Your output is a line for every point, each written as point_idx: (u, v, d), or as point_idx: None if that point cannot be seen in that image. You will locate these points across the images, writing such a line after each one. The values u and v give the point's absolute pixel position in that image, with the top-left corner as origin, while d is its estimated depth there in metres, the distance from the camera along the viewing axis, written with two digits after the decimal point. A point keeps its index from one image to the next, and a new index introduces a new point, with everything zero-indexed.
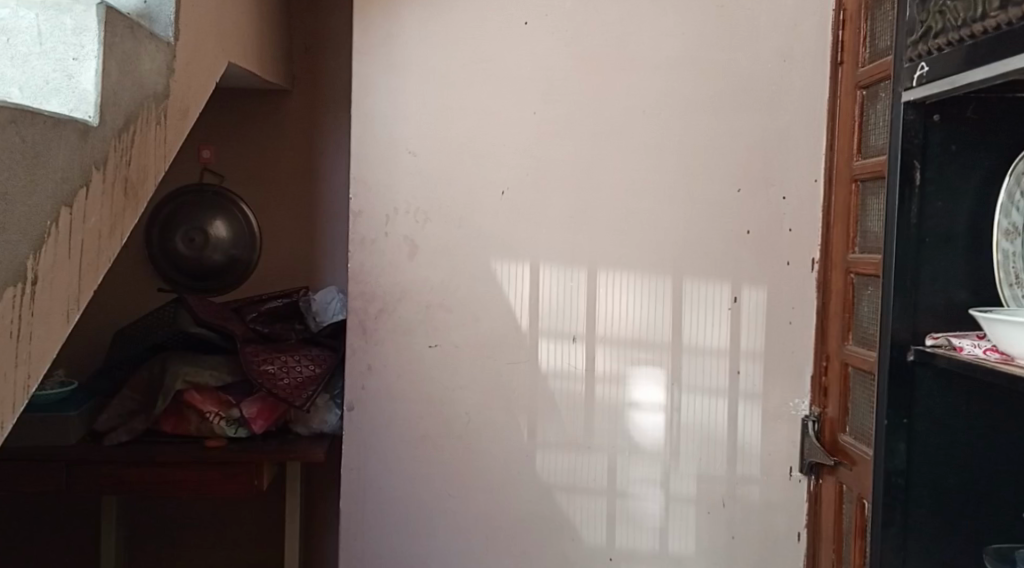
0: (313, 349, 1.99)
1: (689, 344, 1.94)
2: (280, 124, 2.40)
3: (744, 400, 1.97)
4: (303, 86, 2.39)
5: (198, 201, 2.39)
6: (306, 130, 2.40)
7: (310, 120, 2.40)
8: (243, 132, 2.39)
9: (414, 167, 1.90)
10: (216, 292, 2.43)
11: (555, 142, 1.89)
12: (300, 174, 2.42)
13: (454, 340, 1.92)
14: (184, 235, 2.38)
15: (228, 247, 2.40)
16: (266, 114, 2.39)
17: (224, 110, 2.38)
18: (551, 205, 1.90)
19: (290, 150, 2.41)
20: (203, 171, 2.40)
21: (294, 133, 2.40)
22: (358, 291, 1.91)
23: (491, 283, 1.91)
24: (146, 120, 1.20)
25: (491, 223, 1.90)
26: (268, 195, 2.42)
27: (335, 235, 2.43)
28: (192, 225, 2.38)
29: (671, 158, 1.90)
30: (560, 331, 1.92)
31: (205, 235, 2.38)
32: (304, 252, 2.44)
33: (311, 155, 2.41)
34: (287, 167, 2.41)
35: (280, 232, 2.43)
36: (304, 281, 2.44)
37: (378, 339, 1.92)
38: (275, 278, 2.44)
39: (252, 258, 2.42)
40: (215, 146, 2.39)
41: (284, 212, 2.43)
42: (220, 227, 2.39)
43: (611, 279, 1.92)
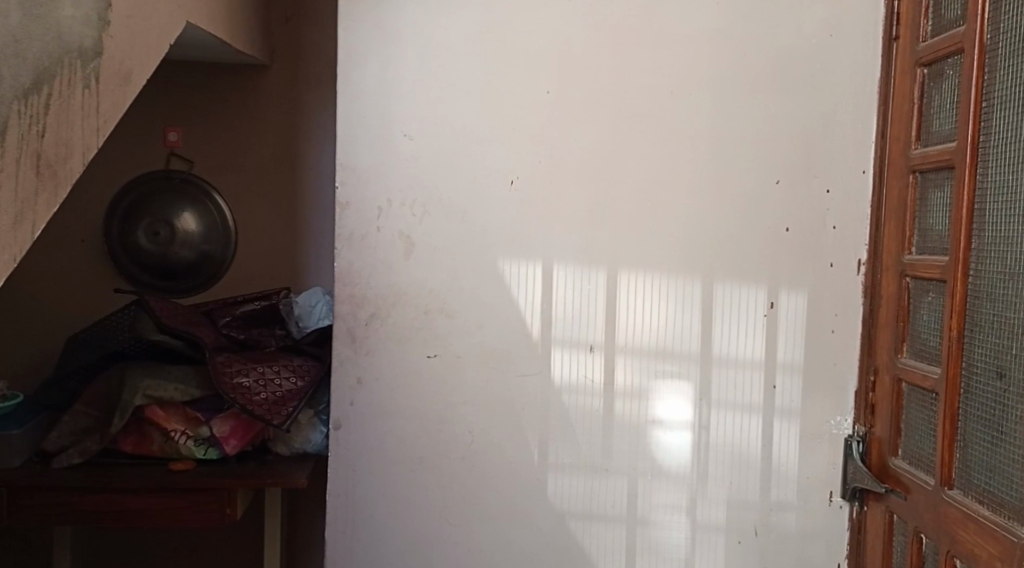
0: (294, 360, 1.78)
1: (720, 355, 1.71)
2: (259, 106, 2.16)
3: (781, 418, 1.74)
4: (285, 64, 2.16)
5: (164, 191, 2.16)
6: (290, 112, 2.17)
7: (294, 102, 2.17)
8: (217, 114, 2.16)
9: (410, 152, 1.67)
10: (183, 293, 2.20)
11: (571, 125, 1.66)
12: (283, 162, 2.18)
13: (455, 349, 1.70)
14: (147, 229, 2.15)
15: (197, 243, 2.17)
16: (244, 95, 2.16)
17: (197, 89, 2.15)
18: (566, 196, 1.67)
19: (271, 135, 2.17)
20: (170, 156, 2.16)
21: (276, 116, 2.17)
22: (346, 294, 1.68)
23: (497, 284, 1.69)
24: (69, 79, 1.14)
25: (498, 217, 1.67)
26: (247, 185, 2.19)
27: (321, 231, 2.20)
28: (158, 218, 2.15)
29: (702, 143, 1.68)
30: (575, 339, 1.70)
31: (172, 230, 2.15)
32: (287, 249, 2.21)
33: (294, 141, 2.18)
34: (268, 154, 2.18)
35: (260, 226, 2.20)
36: (287, 280, 2.21)
37: (369, 349, 1.69)
38: (256, 278, 2.21)
39: (225, 256, 2.19)
40: (186, 129, 2.16)
41: (264, 204, 2.20)
42: (189, 220, 2.16)
43: (634, 282, 1.69)
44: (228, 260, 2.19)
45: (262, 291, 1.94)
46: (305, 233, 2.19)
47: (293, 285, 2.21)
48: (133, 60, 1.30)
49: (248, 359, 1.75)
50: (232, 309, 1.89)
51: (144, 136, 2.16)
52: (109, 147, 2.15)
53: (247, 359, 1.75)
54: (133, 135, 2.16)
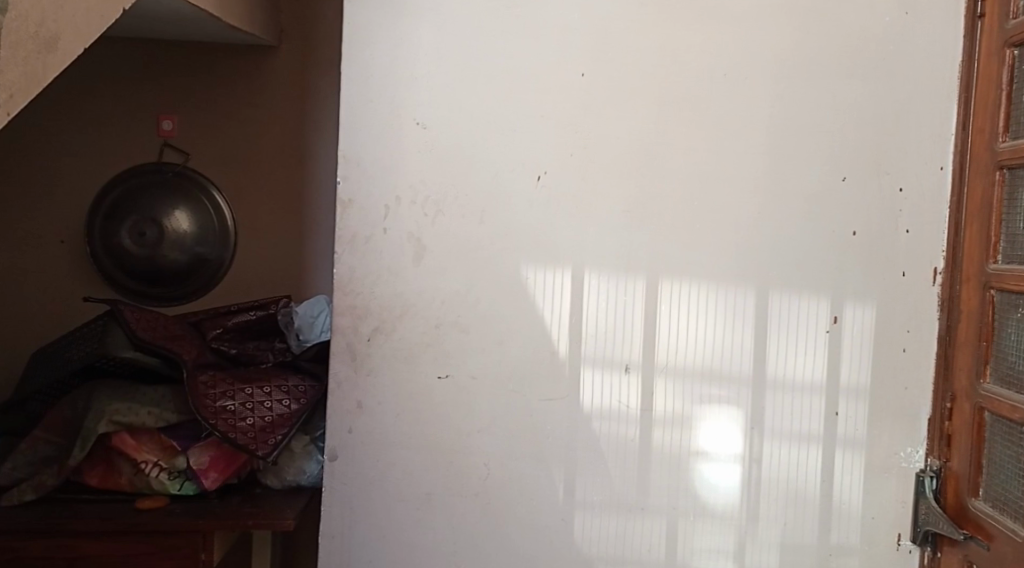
0: (289, 380, 1.56)
1: (775, 377, 1.49)
2: (255, 93, 1.95)
3: (844, 450, 1.51)
4: (285, 48, 1.94)
5: (153, 187, 1.93)
6: (289, 101, 1.95)
7: (294, 90, 1.95)
8: (212, 101, 1.94)
9: (422, 142, 1.45)
10: (172, 301, 1.97)
11: (607, 113, 1.45)
12: (282, 157, 1.97)
13: (470, 369, 1.48)
14: (132, 229, 1.91)
15: (190, 245, 1.93)
16: (239, 81, 1.94)
17: (190, 74, 1.93)
18: (600, 194, 1.46)
19: (269, 126, 1.96)
20: (163, 147, 1.94)
21: (273, 105, 1.95)
22: (347, 306, 1.46)
23: (520, 295, 1.47)
24: None
25: (521, 218, 1.46)
26: (242, 181, 1.97)
27: (323, 233, 1.98)
28: (144, 217, 1.91)
29: (755, 136, 1.47)
30: (610, 358, 1.48)
31: (161, 230, 1.91)
32: (284, 253, 1.99)
33: (295, 134, 1.96)
34: (263, 146, 1.96)
35: (253, 226, 1.98)
36: (283, 288, 1.99)
37: (372, 368, 1.47)
38: (251, 285, 1.99)
39: (221, 259, 1.97)
40: (180, 118, 1.94)
41: (259, 202, 1.98)
42: (181, 219, 1.92)
43: (678, 294, 1.47)
44: (225, 264, 1.97)
45: (259, 299, 1.69)
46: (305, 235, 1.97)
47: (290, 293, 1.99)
48: (62, 19, 1.12)
49: (235, 379, 1.55)
50: (221, 320, 1.66)
51: (133, 125, 1.94)
52: (96, 137, 1.94)
53: (233, 379, 1.55)
54: (120, 124, 1.94)
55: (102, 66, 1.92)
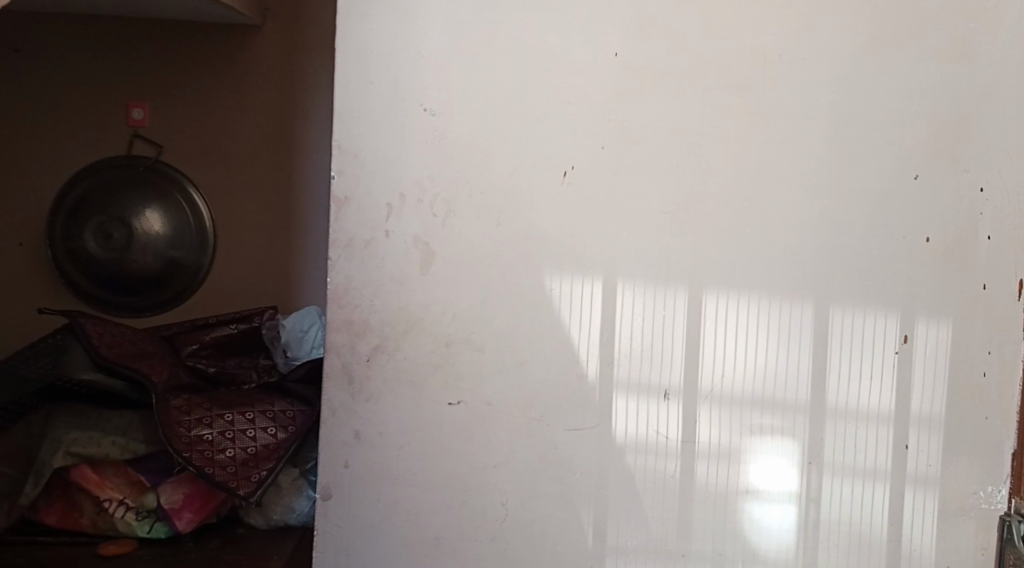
0: (275, 404, 1.37)
1: (837, 405, 1.29)
2: (241, 77, 1.83)
3: (915, 489, 1.31)
4: (270, 29, 1.82)
5: (122, 185, 1.81)
6: (279, 85, 1.83)
7: (285, 72, 1.83)
8: (191, 87, 1.82)
9: (431, 131, 1.25)
10: (144, 310, 1.84)
11: (644, 98, 1.25)
12: (270, 146, 1.85)
13: (485, 394, 1.28)
14: (98, 231, 1.79)
15: (163, 248, 1.81)
16: (222, 65, 1.82)
17: (165, 56, 1.81)
18: (635, 192, 1.26)
19: (255, 115, 1.84)
20: (133, 138, 1.82)
21: (262, 90, 1.83)
22: (343, 320, 1.27)
23: (543, 309, 1.27)
24: None
25: (545, 220, 1.26)
26: (224, 172, 1.85)
27: (313, 230, 1.85)
28: (112, 217, 1.79)
29: (816, 125, 1.26)
30: (646, 383, 1.27)
31: (129, 231, 1.79)
32: (272, 250, 1.86)
33: (284, 122, 1.84)
34: (251, 135, 1.84)
35: (236, 220, 1.85)
36: (273, 291, 1.86)
37: (372, 393, 1.27)
38: (234, 284, 1.86)
39: (198, 265, 1.84)
40: (153, 105, 1.82)
41: (244, 194, 1.85)
42: (153, 219, 1.81)
43: (725, 309, 1.27)
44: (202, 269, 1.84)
45: (241, 311, 1.52)
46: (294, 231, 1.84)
47: (281, 297, 1.86)
48: None
49: (212, 403, 1.35)
50: (199, 336, 1.48)
51: (101, 113, 1.82)
52: (65, 127, 1.83)
53: (211, 404, 1.35)
54: (94, 115, 1.83)
55: (72, 51, 1.81)
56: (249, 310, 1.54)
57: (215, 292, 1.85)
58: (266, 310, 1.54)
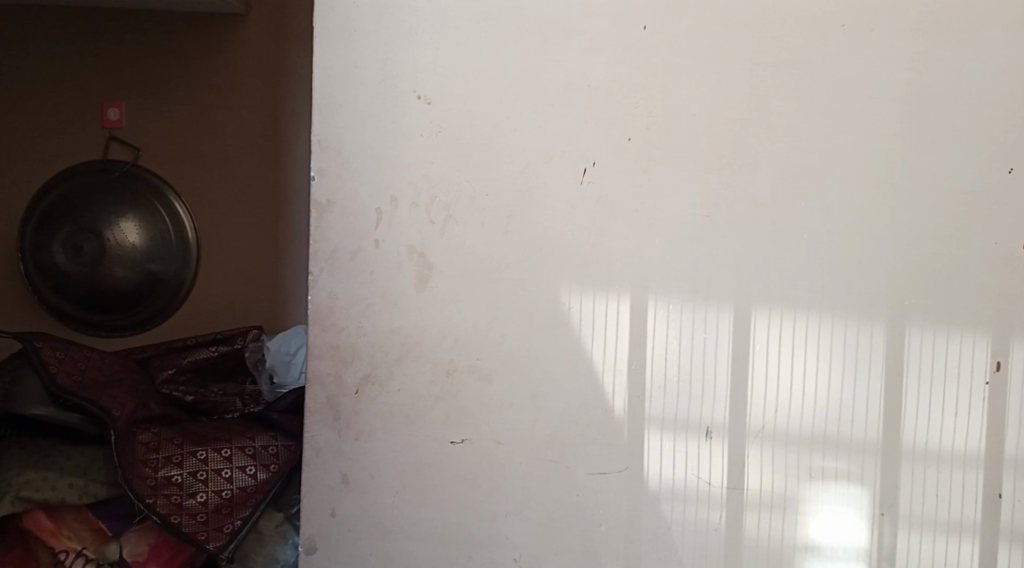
0: (256, 439, 1.20)
1: (915, 446, 1.07)
2: (224, 71, 1.70)
3: (1013, 548, 1.08)
4: (253, 18, 1.68)
5: (94, 194, 1.68)
6: (263, 79, 1.69)
7: (271, 65, 1.69)
8: (175, 85, 1.70)
9: (427, 124, 1.06)
10: (123, 328, 1.72)
11: (678, 81, 1.05)
12: (255, 149, 1.71)
13: (493, 431, 1.09)
14: (68, 242, 1.65)
15: (141, 261, 1.68)
16: (204, 59, 1.69)
17: (143, 49, 1.69)
18: (668, 192, 1.06)
19: (239, 113, 1.70)
20: (109, 140, 1.70)
21: (245, 85, 1.70)
22: (328, 345, 1.10)
23: (561, 331, 1.08)
24: None
25: (562, 227, 1.07)
26: (207, 179, 1.72)
27: (300, 237, 1.71)
28: (83, 228, 1.66)
29: (888, 107, 1.05)
30: (684, 419, 1.08)
31: (101, 243, 1.65)
32: (260, 263, 1.72)
33: (268, 121, 1.70)
34: (236, 137, 1.71)
35: (221, 231, 1.72)
36: (261, 304, 1.73)
37: (362, 430, 1.10)
38: (224, 303, 1.73)
39: (179, 278, 1.72)
40: (138, 104, 1.70)
41: (229, 203, 1.72)
42: (128, 230, 1.67)
43: (779, 332, 1.06)
44: (186, 283, 1.72)
45: (223, 331, 1.36)
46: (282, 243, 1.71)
47: (270, 310, 1.73)
48: None
49: (184, 439, 1.18)
50: (176, 359, 1.32)
51: (77, 114, 1.71)
52: (47, 131, 1.71)
53: (183, 440, 1.19)
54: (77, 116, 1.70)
55: (52, 48, 1.70)
56: (232, 328, 1.37)
57: (209, 308, 1.72)
58: (253, 327, 1.36)
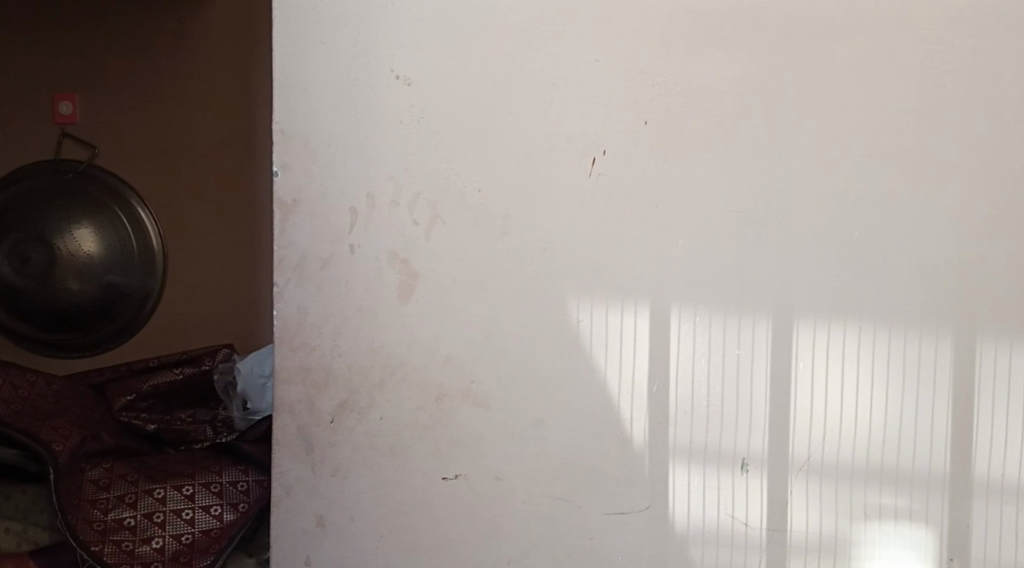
0: (224, 475, 1.06)
1: (990, 479, 0.90)
2: (189, 62, 1.60)
3: None
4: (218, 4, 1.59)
5: (43, 199, 1.57)
6: (230, 71, 1.61)
7: (238, 55, 1.60)
8: (145, 89, 1.60)
9: (408, 109, 0.91)
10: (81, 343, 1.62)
11: (704, 51, 0.88)
12: (222, 146, 1.62)
13: (492, 465, 0.93)
14: (14, 252, 1.55)
15: (99, 273, 1.59)
16: (168, 49, 1.60)
17: (97, 36, 1.59)
18: (695, 183, 0.89)
19: (205, 122, 1.61)
20: (62, 137, 1.60)
21: (210, 78, 1.61)
22: (297, 368, 0.95)
23: (570, 349, 0.92)
24: None
25: (569, 226, 0.91)
26: (174, 180, 1.63)
27: (268, 253, 1.62)
28: (31, 237, 1.55)
29: (957, 77, 0.87)
30: (715, 449, 0.92)
31: (51, 252, 1.55)
32: (233, 269, 1.64)
33: (235, 115, 1.61)
34: (202, 134, 1.62)
35: (191, 235, 1.63)
36: (234, 321, 1.64)
37: (339, 466, 0.95)
38: (197, 313, 1.64)
39: (144, 290, 1.63)
40: (97, 98, 1.60)
41: (198, 206, 1.63)
42: (84, 238, 1.58)
43: (826, 348, 0.90)
44: (151, 294, 1.63)
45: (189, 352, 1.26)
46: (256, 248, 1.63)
47: (243, 327, 1.64)
48: None
49: (139, 476, 1.05)
50: (135, 384, 1.21)
51: (30, 108, 1.60)
52: (7, 131, 1.60)
53: (138, 477, 1.05)
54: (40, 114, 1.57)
55: (21, 46, 1.60)
56: (198, 348, 1.29)
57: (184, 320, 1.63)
58: (223, 346, 1.26)
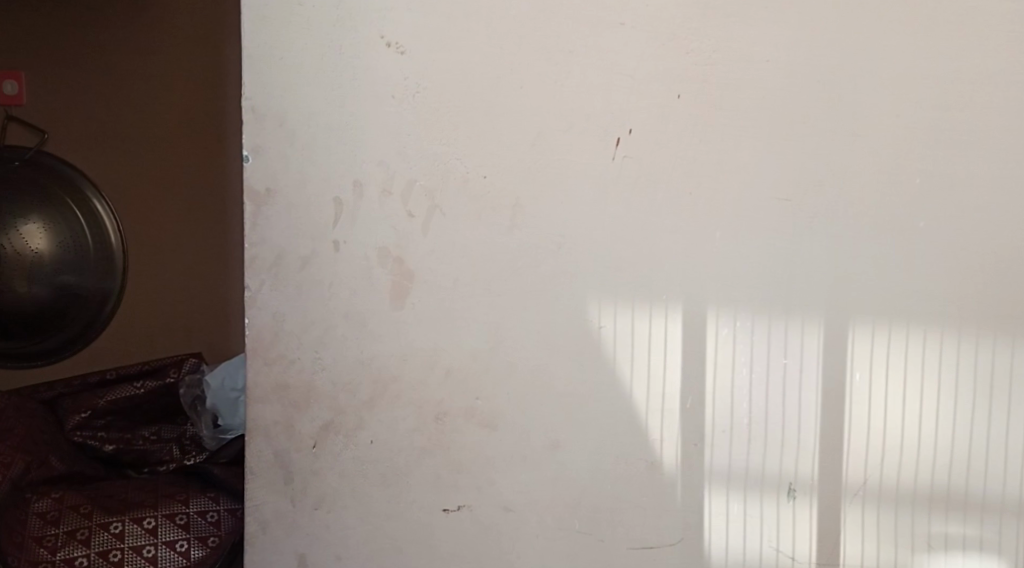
0: (190, 505, 0.94)
1: None
2: (149, 55, 1.57)
3: None
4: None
5: None
6: (192, 65, 1.58)
7: (200, 48, 1.57)
8: (106, 85, 1.57)
9: (400, 81, 0.78)
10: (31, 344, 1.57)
11: (748, 11, 0.75)
12: (185, 143, 1.59)
13: (500, 494, 0.81)
14: None
15: (53, 274, 1.55)
16: (126, 40, 1.57)
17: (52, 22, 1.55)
18: (735, 167, 0.77)
19: (168, 122, 1.58)
20: (7, 121, 1.56)
21: (172, 72, 1.58)
22: (274, 385, 0.82)
23: (591, 360, 0.79)
24: None
25: (588, 218, 0.78)
26: (134, 177, 1.60)
27: (235, 256, 1.60)
28: None
29: None
30: (757, 474, 0.80)
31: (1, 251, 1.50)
32: (197, 270, 1.61)
33: (198, 111, 1.58)
34: (164, 130, 1.59)
35: (154, 234, 1.61)
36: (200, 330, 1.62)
37: (323, 497, 0.83)
38: (160, 314, 1.62)
39: (103, 291, 1.60)
40: (52, 87, 1.57)
41: (160, 204, 1.60)
42: (37, 237, 1.53)
43: (885, 357, 0.78)
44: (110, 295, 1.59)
45: (152, 362, 1.16)
46: (222, 249, 1.60)
47: (209, 335, 1.62)
48: None
49: (94, 508, 0.94)
50: (91, 400, 1.11)
51: None
52: None
53: (92, 508, 0.94)
54: None
55: None
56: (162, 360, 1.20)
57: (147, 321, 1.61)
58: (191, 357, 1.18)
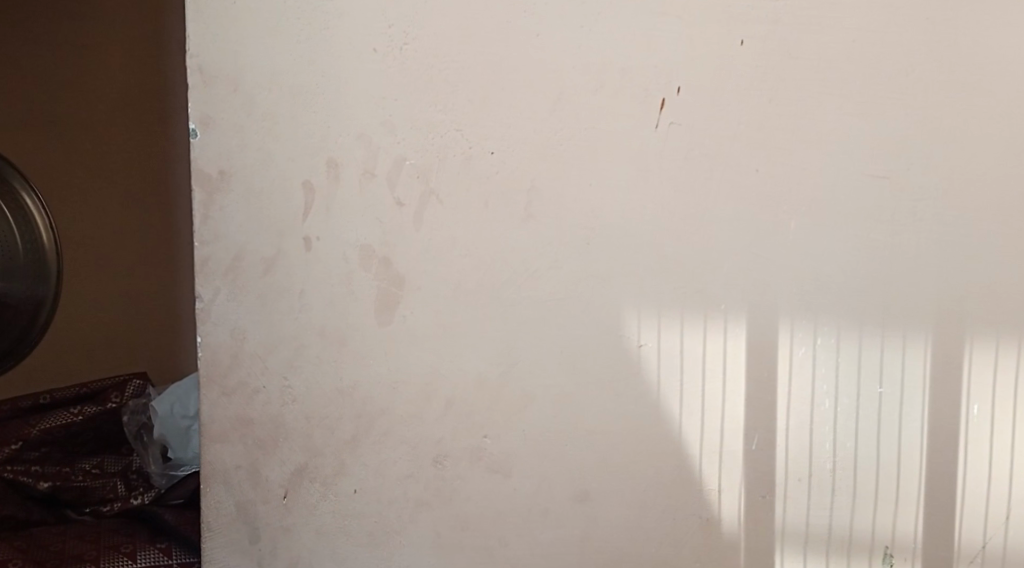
0: (139, 559, 0.78)
1: None
2: (89, 36, 1.42)
3: None
4: None
5: None
6: (146, 48, 1.44)
7: (150, 27, 1.43)
8: (42, 68, 1.42)
9: (385, 30, 0.61)
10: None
11: None
12: (129, 138, 1.45)
13: (516, 559, 0.64)
14: None
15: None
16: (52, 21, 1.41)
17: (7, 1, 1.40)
18: (814, 137, 0.60)
19: (114, 114, 1.44)
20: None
21: (119, 55, 1.43)
22: (234, 421, 0.66)
23: (629, 388, 0.62)
24: None
25: (627, 205, 0.61)
26: (65, 177, 1.44)
27: (189, 281, 1.47)
28: None
29: None
30: (846, 535, 0.62)
31: None
32: (149, 287, 1.47)
33: (146, 103, 1.44)
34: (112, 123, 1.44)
35: (92, 240, 1.45)
36: (149, 353, 1.48)
37: (295, 561, 0.66)
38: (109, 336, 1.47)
39: (31, 299, 1.42)
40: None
41: (92, 207, 1.45)
42: None
43: (1015, 385, 0.60)
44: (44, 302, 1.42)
45: (93, 386, 1.03)
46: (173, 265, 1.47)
47: (159, 361, 1.48)
48: None
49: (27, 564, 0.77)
50: (22, 428, 0.95)
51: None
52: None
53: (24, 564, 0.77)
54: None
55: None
56: (105, 380, 1.05)
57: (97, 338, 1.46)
58: (133, 377, 1.03)
